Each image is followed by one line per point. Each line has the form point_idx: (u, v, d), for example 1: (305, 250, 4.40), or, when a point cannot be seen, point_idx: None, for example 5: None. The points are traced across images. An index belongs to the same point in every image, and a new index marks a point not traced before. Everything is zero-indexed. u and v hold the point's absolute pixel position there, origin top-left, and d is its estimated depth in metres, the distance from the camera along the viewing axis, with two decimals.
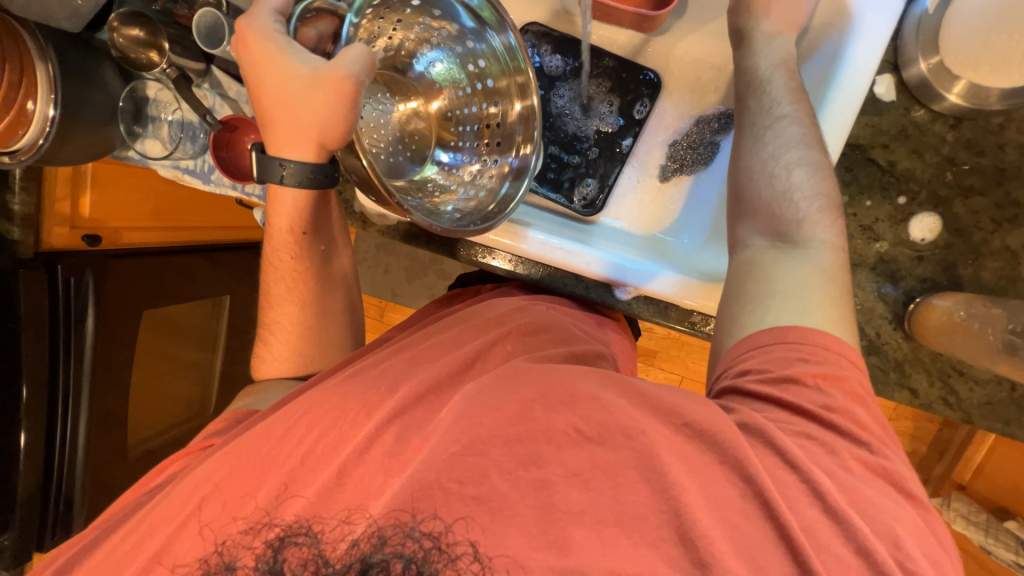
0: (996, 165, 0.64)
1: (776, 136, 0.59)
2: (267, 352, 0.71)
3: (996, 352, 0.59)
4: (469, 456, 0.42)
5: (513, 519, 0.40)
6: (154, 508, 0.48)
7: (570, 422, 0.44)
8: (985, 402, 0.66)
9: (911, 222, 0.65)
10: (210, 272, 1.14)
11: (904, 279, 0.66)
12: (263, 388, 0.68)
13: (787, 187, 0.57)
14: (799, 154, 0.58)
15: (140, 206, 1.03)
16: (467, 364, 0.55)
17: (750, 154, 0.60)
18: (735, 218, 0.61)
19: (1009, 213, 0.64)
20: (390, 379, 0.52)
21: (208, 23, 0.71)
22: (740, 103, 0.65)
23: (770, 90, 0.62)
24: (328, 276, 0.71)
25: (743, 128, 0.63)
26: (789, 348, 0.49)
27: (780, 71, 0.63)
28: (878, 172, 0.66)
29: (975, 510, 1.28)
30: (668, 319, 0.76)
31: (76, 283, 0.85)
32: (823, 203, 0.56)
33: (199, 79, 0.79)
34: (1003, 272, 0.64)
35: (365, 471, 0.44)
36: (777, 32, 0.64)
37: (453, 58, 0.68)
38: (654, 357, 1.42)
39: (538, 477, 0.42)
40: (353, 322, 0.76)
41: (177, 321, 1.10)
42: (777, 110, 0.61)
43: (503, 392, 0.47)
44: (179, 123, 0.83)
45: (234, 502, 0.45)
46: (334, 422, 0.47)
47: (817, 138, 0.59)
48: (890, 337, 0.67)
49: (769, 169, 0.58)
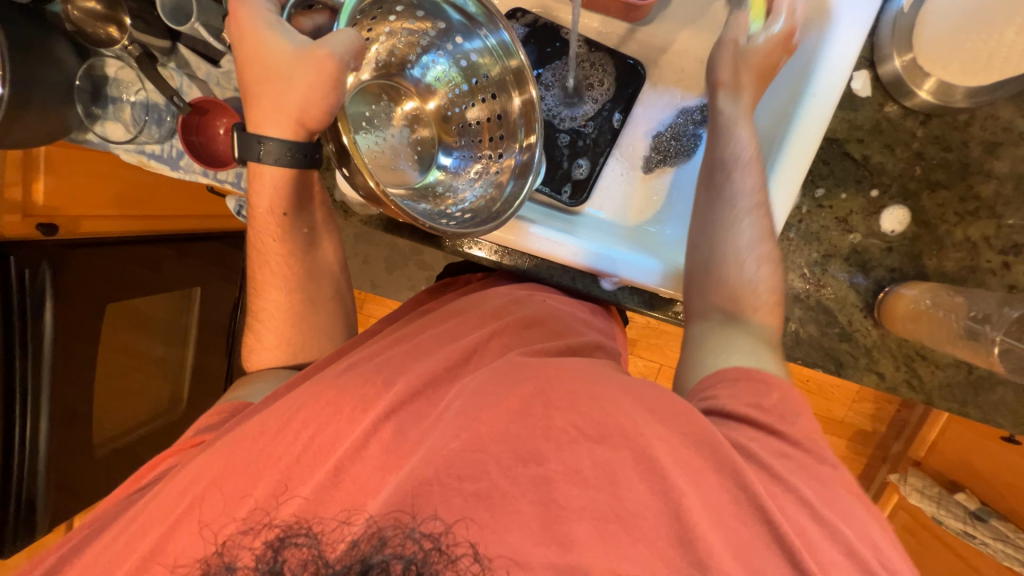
0: (960, 160, 0.67)
1: (733, 221, 0.63)
2: (252, 348, 0.69)
3: (958, 337, 0.62)
4: (469, 453, 0.43)
5: (513, 517, 0.40)
6: (139, 510, 0.47)
7: (569, 420, 0.45)
8: (944, 383, 0.70)
9: (883, 213, 0.68)
10: (176, 262, 1.09)
11: (875, 269, 0.69)
12: (252, 381, 0.66)
13: (746, 276, 0.62)
14: (750, 242, 0.62)
15: (102, 193, 0.97)
16: (461, 357, 0.55)
17: (709, 234, 0.64)
18: (693, 289, 0.64)
19: (972, 206, 0.67)
20: (385, 373, 0.52)
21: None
22: (708, 179, 0.67)
23: (736, 170, 0.64)
24: (315, 263, 0.68)
25: (708, 205, 0.66)
26: (756, 382, 0.52)
27: (747, 149, 0.65)
28: (853, 166, 0.68)
29: (929, 485, 1.38)
30: (651, 309, 0.77)
31: (31, 275, 0.81)
32: (764, 292, 0.61)
33: (164, 58, 0.74)
34: (964, 262, 0.68)
35: (364, 468, 0.43)
36: (740, 113, 0.67)
37: (446, 57, 0.67)
38: (634, 346, 1.45)
39: (537, 474, 0.42)
40: (345, 313, 0.73)
41: (139, 313, 1.05)
42: (738, 193, 0.63)
43: (501, 389, 0.48)
44: (143, 105, 0.78)
45: (232, 501, 0.43)
46: (328, 419, 0.46)
47: (769, 226, 0.63)
48: (861, 324, 0.70)
49: (724, 253, 0.62)
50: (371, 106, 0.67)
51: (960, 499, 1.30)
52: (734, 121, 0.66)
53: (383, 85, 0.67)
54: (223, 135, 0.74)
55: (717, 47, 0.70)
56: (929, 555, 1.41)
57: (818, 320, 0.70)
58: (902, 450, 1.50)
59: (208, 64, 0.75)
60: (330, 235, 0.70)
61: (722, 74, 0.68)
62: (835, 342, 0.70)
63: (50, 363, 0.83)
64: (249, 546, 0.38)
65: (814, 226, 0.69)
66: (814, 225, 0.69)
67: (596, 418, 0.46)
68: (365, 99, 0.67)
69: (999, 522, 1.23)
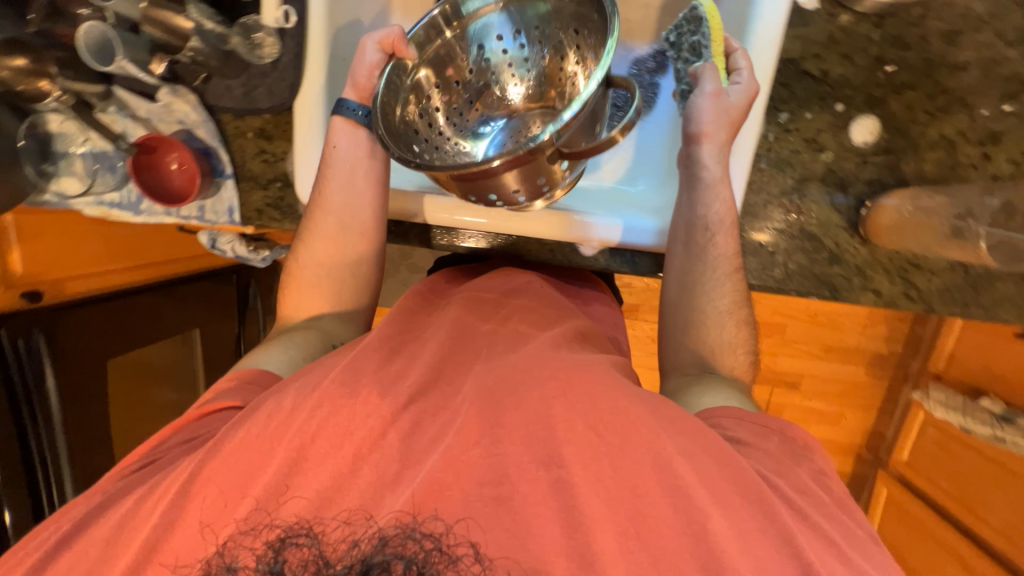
0: (922, 58, 0.64)
1: (710, 290, 0.66)
2: (286, 299, 0.73)
3: (947, 238, 0.64)
4: (488, 458, 0.42)
5: (532, 518, 0.40)
6: (163, 482, 0.46)
7: (590, 424, 0.43)
8: (943, 289, 0.68)
9: (852, 126, 0.66)
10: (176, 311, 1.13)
11: (854, 186, 0.67)
12: (272, 342, 0.67)
13: (724, 338, 0.66)
14: (728, 304, 0.66)
15: (75, 253, 0.96)
16: (451, 344, 0.56)
17: (691, 301, 0.67)
18: (669, 344, 0.69)
19: (942, 102, 0.65)
20: (398, 364, 0.52)
21: (95, 37, 0.64)
22: (685, 237, 0.66)
23: (715, 238, 0.64)
24: (354, 200, 0.69)
25: (688, 269, 0.67)
26: (757, 425, 0.53)
27: (723, 215, 0.64)
28: (814, 84, 0.66)
29: (952, 397, 1.38)
30: (637, 269, 0.75)
31: (26, 344, 0.86)
32: (742, 346, 0.66)
33: (103, 103, 0.73)
34: (943, 162, 0.65)
35: (380, 460, 0.43)
36: (720, 178, 0.64)
37: (505, 51, 0.68)
38: (639, 311, 1.44)
39: (556, 478, 0.41)
40: (376, 262, 0.74)
41: (143, 365, 1.09)
42: (715, 260, 0.65)
43: (517, 390, 0.46)
44: (91, 153, 0.75)
45: (234, 497, 0.43)
46: (347, 404, 0.45)
47: (742, 288, 0.66)
48: (848, 245, 0.68)
49: (705, 319, 0.66)
50: (473, 120, 0.71)
51: (986, 405, 1.27)
52: (715, 184, 0.64)
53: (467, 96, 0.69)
54: (177, 170, 0.74)
55: (694, 96, 0.62)
56: (961, 465, 1.41)
57: (805, 248, 0.69)
58: (922, 365, 1.53)
59: (145, 100, 0.72)
60: (372, 182, 0.70)
61: (707, 122, 0.62)
62: (826, 267, 0.69)
63: (62, 430, 0.91)
64: (252, 547, 0.39)
65: (784, 152, 0.67)
66: (784, 151, 0.67)
67: (601, 417, 0.44)
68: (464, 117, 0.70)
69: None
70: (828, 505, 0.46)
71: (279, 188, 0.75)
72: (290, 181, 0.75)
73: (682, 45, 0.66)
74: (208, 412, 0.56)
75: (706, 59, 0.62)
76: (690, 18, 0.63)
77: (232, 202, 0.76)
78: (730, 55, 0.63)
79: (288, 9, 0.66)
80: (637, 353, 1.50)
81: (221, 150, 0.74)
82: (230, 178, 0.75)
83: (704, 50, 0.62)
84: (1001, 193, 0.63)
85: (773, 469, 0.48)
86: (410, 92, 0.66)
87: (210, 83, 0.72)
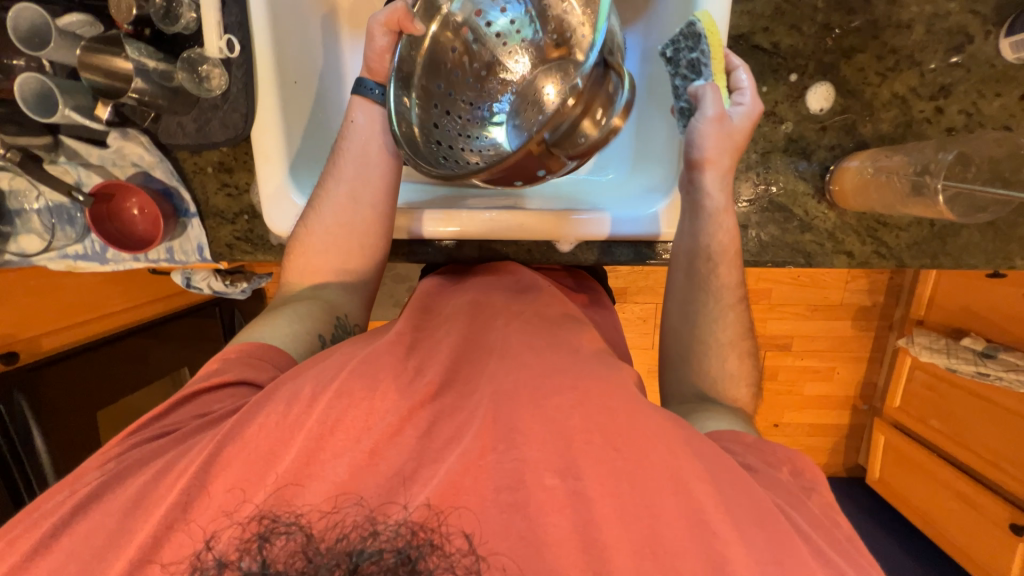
0: (867, 19, 0.65)
1: (713, 318, 0.66)
2: (288, 266, 0.68)
3: (908, 195, 0.62)
4: (503, 464, 0.41)
5: (550, 527, 0.39)
6: (179, 460, 0.44)
7: (609, 438, 0.43)
8: (912, 244, 0.70)
9: (807, 95, 0.67)
10: (162, 349, 1.15)
11: (816, 153, 0.68)
12: (274, 315, 0.63)
13: (726, 372, 0.65)
14: (730, 336, 0.66)
15: (47, 308, 0.94)
16: (465, 347, 0.53)
17: (694, 328, 0.67)
18: (671, 373, 0.68)
19: (891, 62, 0.66)
20: (416, 360, 0.50)
21: (35, 90, 0.62)
22: (686, 264, 0.67)
23: (720, 264, 0.65)
24: (367, 170, 0.67)
25: (692, 292, 0.67)
26: (765, 453, 0.53)
27: (725, 244, 0.65)
28: (766, 57, 0.66)
29: (935, 339, 1.42)
30: (615, 257, 0.76)
31: (8, 407, 0.87)
32: (748, 379, 0.65)
33: (52, 155, 0.70)
34: (899, 119, 0.67)
35: (397, 455, 0.42)
36: (724, 208, 0.64)
37: (502, 24, 0.66)
38: (627, 293, 1.46)
39: (572, 489, 0.41)
40: (384, 242, 0.69)
41: (134, 410, 1.12)
42: (715, 286, 0.66)
43: (520, 395, 0.45)
44: (47, 207, 0.73)
45: (248, 482, 0.41)
46: (367, 396, 0.44)
47: (742, 316, 0.67)
48: (817, 211, 0.69)
49: (709, 349, 0.66)
50: (487, 104, 0.67)
51: (968, 343, 1.34)
52: (719, 213, 0.64)
53: (478, 78, 0.67)
54: (139, 215, 0.72)
55: (695, 121, 0.60)
56: (953, 405, 1.46)
57: (775, 220, 0.70)
58: (905, 313, 1.57)
59: (97, 147, 0.70)
60: (387, 159, 0.67)
61: (710, 149, 0.61)
62: (798, 236, 0.70)
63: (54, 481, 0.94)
64: (239, 538, 0.39)
65: None
66: None
67: (607, 424, 0.43)
68: (481, 100, 0.67)
69: (1007, 354, 1.25)
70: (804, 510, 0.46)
71: (247, 221, 0.74)
72: (257, 213, 0.74)
73: (680, 61, 0.62)
74: (219, 385, 0.53)
75: (705, 78, 0.60)
76: (688, 34, 0.60)
77: (200, 239, 0.74)
78: (731, 73, 0.63)
79: (231, 38, 0.64)
80: (629, 335, 1.51)
81: (181, 189, 0.72)
82: (195, 217, 0.73)
83: (703, 67, 0.60)
84: (954, 148, 0.61)
85: (787, 502, 0.47)
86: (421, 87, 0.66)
87: (160, 122, 0.69)
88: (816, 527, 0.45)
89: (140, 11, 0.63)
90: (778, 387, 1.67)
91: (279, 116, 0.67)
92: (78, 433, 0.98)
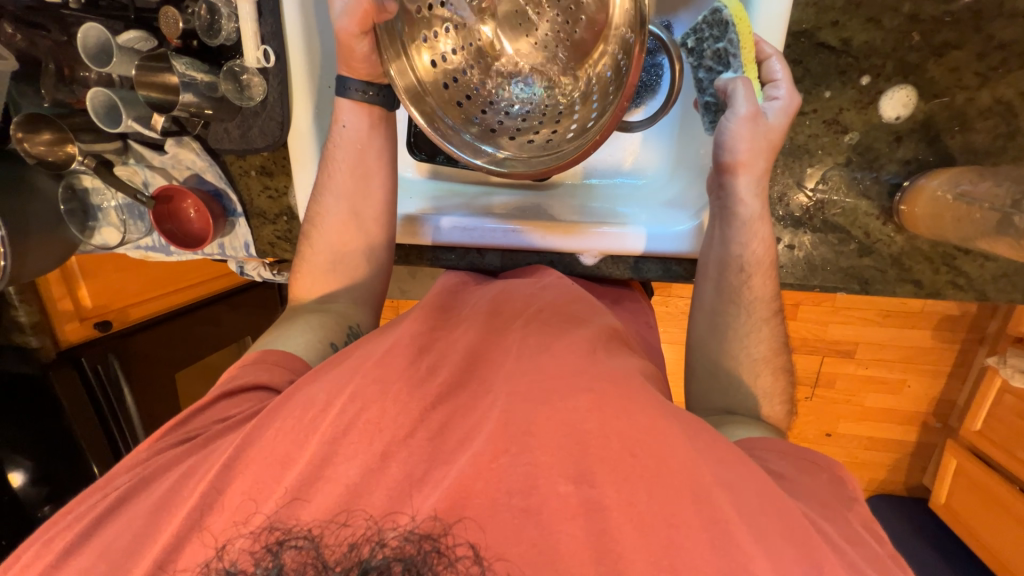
0: (969, 7, 0.54)
1: (744, 330, 0.61)
2: (297, 281, 0.71)
3: (988, 229, 0.53)
4: (515, 466, 0.39)
5: (563, 536, 0.37)
6: (205, 463, 0.48)
7: (626, 442, 0.40)
8: (998, 275, 0.60)
9: (881, 101, 0.57)
10: (233, 315, 1.26)
11: (886, 167, 0.59)
12: (287, 325, 0.67)
13: (759, 387, 0.61)
14: (764, 348, 0.61)
15: (132, 285, 1.08)
16: (480, 344, 0.52)
17: (722, 340, 0.62)
18: (696, 387, 0.65)
19: (995, 61, 0.54)
20: (431, 357, 0.50)
21: (103, 103, 0.69)
22: (717, 275, 0.62)
23: (754, 275, 0.60)
24: (365, 178, 0.68)
25: (723, 305, 0.62)
26: (804, 462, 0.50)
27: (761, 255, 0.60)
28: (832, 56, 0.57)
29: None
30: (642, 274, 0.73)
31: (104, 368, 1.01)
32: (783, 394, 0.61)
33: (123, 157, 0.77)
34: (998, 130, 0.56)
35: (408, 458, 0.41)
36: (759, 214, 0.58)
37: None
38: (670, 287, 1.39)
39: (587, 497, 0.38)
40: (388, 241, 0.71)
41: (210, 370, 1.26)
42: (748, 296, 0.61)
43: (530, 404, 0.43)
44: (123, 205, 0.81)
45: (275, 472, 0.43)
46: (379, 398, 0.44)
47: (776, 327, 0.62)
48: (881, 233, 0.61)
49: (739, 361, 0.61)
50: (496, 81, 0.61)
51: None
52: (754, 221, 0.58)
53: (456, 27, 0.59)
54: (194, 215, 0.78)
55: (725, 119, 0.54)
56: None
57: (829, 241, 0.62)
58: (1001, 327, 1.38)
59: (156, 152, 0.76)
60: (385, 160, 0.68)
61: (743, 151, 0.55)
62: (854, 260, 0.62)
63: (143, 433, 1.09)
64: (250, 549, 0.38)
65: (800, 138, 0.60)
66: (799, 137, 0.60)
67: (626, 433, 0.40)
68: (469, 53, 0.60)
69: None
70: (864, 551, 0.40)
71: (286, 222, 0.78)
72: (294, 215, 0.78)
73: (705, 52, 0.58)
74: (235, 391, 0.57)
75: (735, 69, 0.55)
76: (713, 22, 0.56)
77: (246, 237, 0.80)
78: (763, 63, 0.55)
79: (267, 49, 0.67)
80: (668, 331, 1.44)
81: (229, 191, 0.78)
82: (241, 217, 0.79)
83: (732, 58, 0.54)
84: None
85: (819, 515, 0.43)
86: (429, 87, 0.60)
87: (209, 128, 0.73)
88: (871, 562, 0.39)
89: (187, 25, 0.66)
90: (835, 397, 1.54)
91: (311, 124, 0.71)
92: (156, 387, 1.10)
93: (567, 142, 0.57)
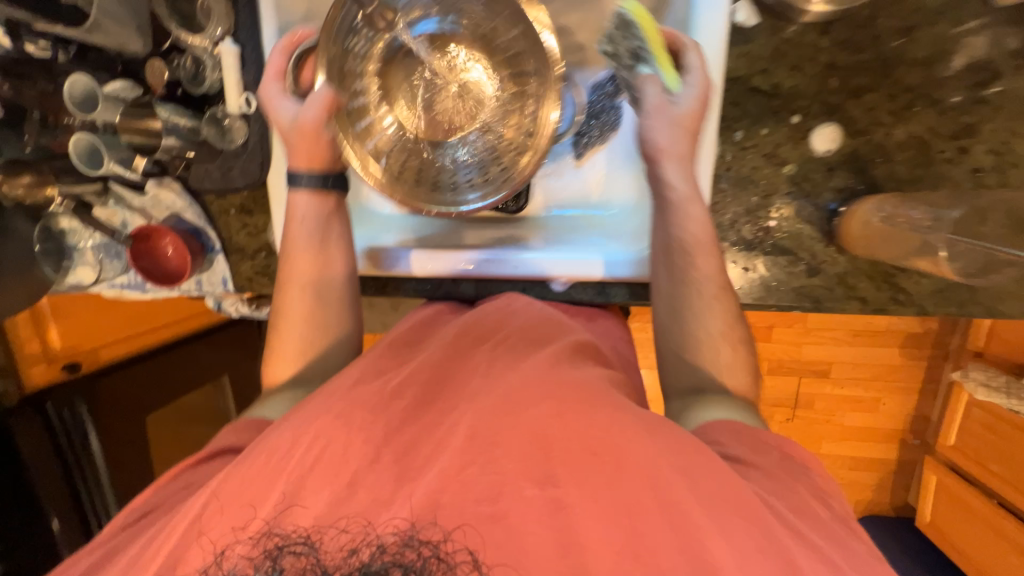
0: (877, 57, 0.61)
1: (698, 307, 0.62)
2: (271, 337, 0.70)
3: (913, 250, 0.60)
4: (484, 477, 0.40)
5: (530, 538, 0.38)
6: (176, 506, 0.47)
7: (585, 443, 0.41)
8: (935, 291, 0.65)
9: (813, 136, 0.64)
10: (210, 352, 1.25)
11: (821, 194, 0.65)
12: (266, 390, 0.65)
13: (721, 359, 0.61)
14: (720, 323, 0.62)
15: (104, 326, 1.06)
16: (451, 366, 0.54)
17: (678, 320, 0.63)
18: (665, 365, 0.65)
19: (905, 101, 0.62)
20: (400, 380, 0.51)
21: (84, 146, 0.70)
22: (664, 257, 0.64)
23: (695, 252, 0.62)
24: (320, 217, 0.69)
25: (673, 285, 0.64)
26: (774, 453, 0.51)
27: (699, 234, 0.61)
28: (765, 99, 0.64)
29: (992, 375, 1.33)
30: (611, 298, 0.77)
31: (70, 413, 0.98)
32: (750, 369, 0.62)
33: (102, 198, 0.79)
34: (916, 161, 0.62)
35: (376, 479, 0.42)
36: (690, 193, 0.62)
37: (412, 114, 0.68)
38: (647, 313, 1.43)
39: (551, 497, 0.39)
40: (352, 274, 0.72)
41: (184, 410, 1.23)
42: (693, 274, 0.62)
43: (496, 418, 0.44)
44: (100, 245, 0.81)
45: (242, 509, 0.41)
46: (345, 421, 0.44)
47: (728, 301, 0.63)
48: (825, 254, 0.66)
49: (698, 338, 0.62)
50: (450, 156, 0.68)
51: None
52: (685, 203, 0.62)
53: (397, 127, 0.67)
54: (172, 253, 0.78)
55: (641, 111, 0.62)
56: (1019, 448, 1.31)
57: (780, 263, 0.67)
58: (961, 343, 1.44)
59: (136, 193, 0.79)
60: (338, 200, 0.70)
61: (664, 139, 0.61)
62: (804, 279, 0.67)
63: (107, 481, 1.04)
64: (251, 553, 0.37)
65: (744, 169, 0.66)
66: (744, 168, 0.66)
67: (589, 437, 0.42)
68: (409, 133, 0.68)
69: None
70: (830, 540, 0.41)
71: (264, 258, 0.80)
72: (272, 250, 0.79)
73: (622, 51, 0.65)
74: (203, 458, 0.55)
75: (647, 61, 0.63)
76: (621, 25, 0.65)
77: (224, 274, 0.81)
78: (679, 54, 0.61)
79: (249, 95, 0.72)
80: (648, 355, 1.46)
81: (208, 229, 0.80)
82: (220, 253, 0.81)
83: (644, 55, 0.63)
84: (965, 203, 0.59)
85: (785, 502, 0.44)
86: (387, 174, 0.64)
87: (191, 170, 0.76)
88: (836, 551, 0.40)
89: (172, 74, 0.72)
90: (815, 416, 1.56)
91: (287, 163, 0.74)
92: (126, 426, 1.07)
93: (513, 146, 0.63)
